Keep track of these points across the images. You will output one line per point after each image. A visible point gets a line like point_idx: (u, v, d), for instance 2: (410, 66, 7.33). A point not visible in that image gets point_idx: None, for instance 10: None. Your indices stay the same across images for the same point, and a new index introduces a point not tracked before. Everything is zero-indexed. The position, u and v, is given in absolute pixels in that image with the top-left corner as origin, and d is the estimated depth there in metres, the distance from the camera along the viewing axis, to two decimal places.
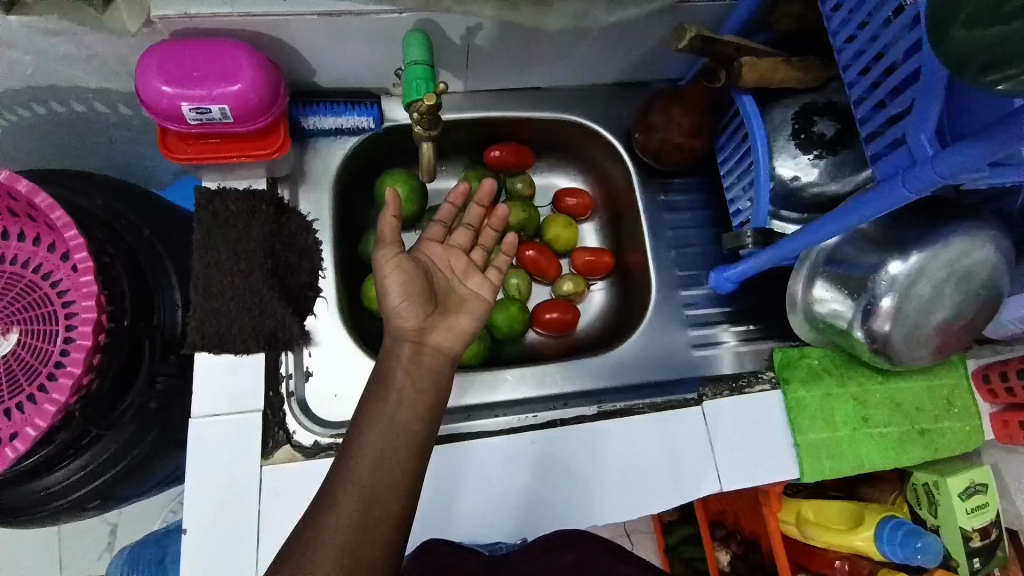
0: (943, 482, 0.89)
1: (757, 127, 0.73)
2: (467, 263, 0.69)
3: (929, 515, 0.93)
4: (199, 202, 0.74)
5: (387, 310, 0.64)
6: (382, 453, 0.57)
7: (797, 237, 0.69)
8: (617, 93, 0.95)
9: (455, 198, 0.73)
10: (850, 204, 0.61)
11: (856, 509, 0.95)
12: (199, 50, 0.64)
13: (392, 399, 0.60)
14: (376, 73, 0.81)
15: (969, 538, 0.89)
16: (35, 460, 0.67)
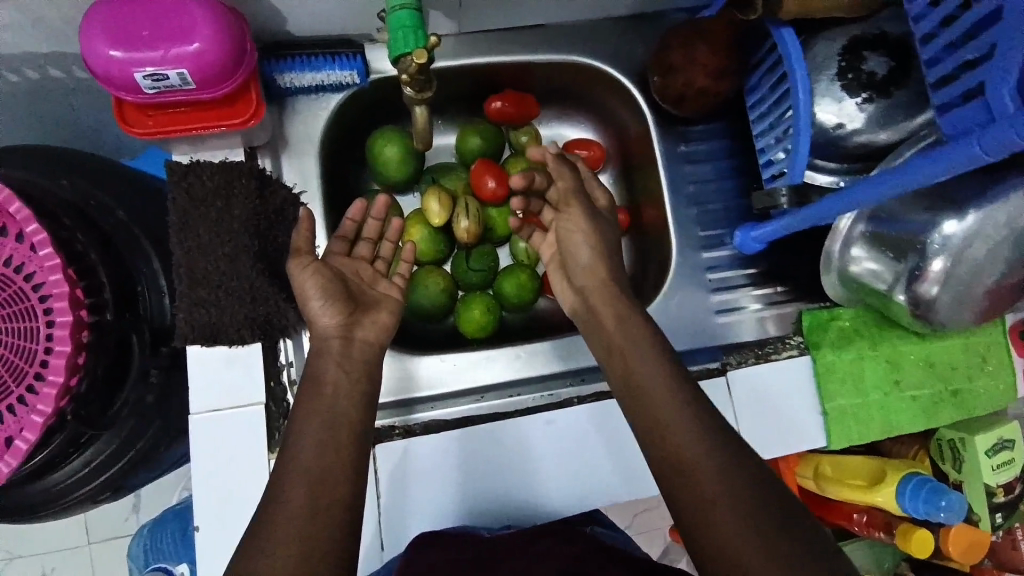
0: (971, 440, 0.89)
1: (799, 67, 0.64)
2: (372, 271, 0.68)
3: (953, 470, 0.93)
4: (171, 179, 0.67)
5: (308, 313, 0.62)
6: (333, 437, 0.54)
7: (842, 198, 0.61)
8: (632, 28, 0.84)
9: (355, 213, 0.69)
10: (906, 166, 0.52)
11: (879, 467, 0.94)
12: (147, 3, 0.55)
13: (328, 392, 0.58)
14: (356, 16, 0.70)
15: (993, 494, 0.89)
16: (36, 463, 0.64)
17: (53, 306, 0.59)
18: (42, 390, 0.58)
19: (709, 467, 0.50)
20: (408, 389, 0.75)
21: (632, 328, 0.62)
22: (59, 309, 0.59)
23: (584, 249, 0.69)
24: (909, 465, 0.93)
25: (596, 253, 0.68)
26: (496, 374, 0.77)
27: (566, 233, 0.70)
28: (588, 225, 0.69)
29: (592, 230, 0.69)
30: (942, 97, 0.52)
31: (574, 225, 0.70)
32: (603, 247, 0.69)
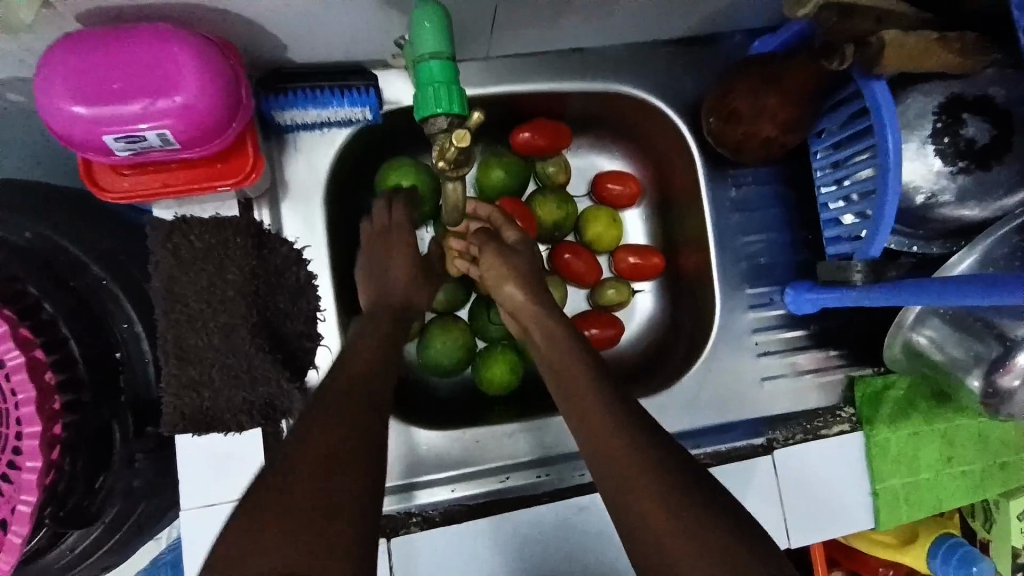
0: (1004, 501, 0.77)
1: (890, 130, 0.55)
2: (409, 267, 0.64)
3: (982, 528, 0.81)
4: (156, 239, 0.58)
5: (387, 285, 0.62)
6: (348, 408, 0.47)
7: (944, 288, 0.52)
8: (683, 53, 0.74)
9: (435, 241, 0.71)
10: None
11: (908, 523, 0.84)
12: (123, 47, 0.44)
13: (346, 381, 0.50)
14: (370, 44, 0.59)
15: (1021, 558, 0.77)
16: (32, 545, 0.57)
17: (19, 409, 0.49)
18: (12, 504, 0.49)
19: (649, 479, 0.47)
20: (417, 470, 0.66)
21: (561, 353, 0.58)
22: (26, 415, 0.50)
23: (510, 287, 0.63)
24: (937, 523, 0.84)
25: (520, 289, 0.63)
26: (519, 452, 0.68)
27: (489, 278, 0.65)
28: (506, 266, 0.64)
29: (511, 268, 0.64)
30: None
31: (489, 261, 0.65)
32: (529, 282, 0.64)
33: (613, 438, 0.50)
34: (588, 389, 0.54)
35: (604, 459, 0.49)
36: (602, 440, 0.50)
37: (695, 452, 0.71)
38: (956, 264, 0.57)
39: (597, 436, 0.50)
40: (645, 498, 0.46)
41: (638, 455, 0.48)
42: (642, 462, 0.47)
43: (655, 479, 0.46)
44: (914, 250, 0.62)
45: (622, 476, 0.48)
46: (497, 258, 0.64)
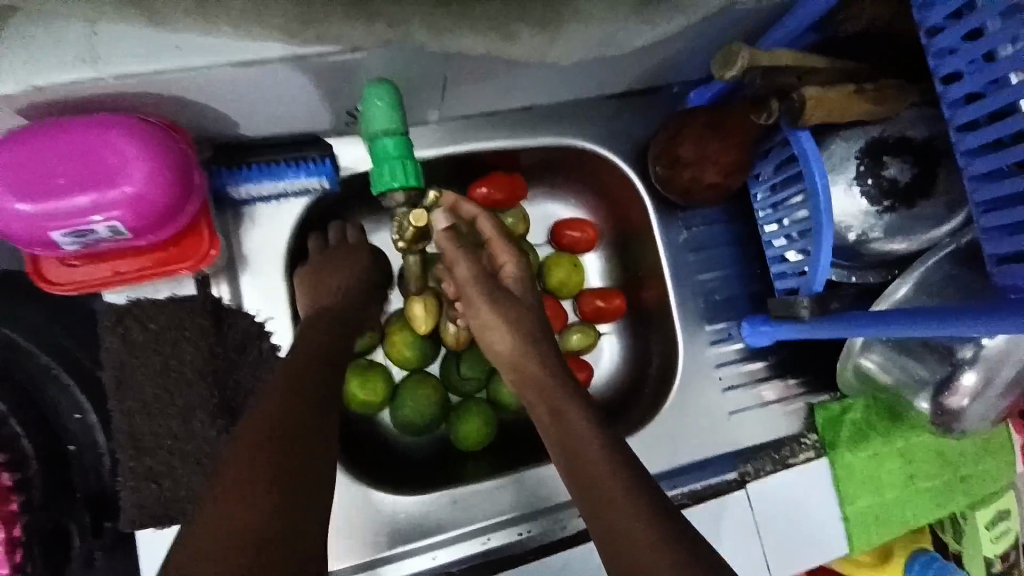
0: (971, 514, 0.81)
1: (818, 176, 0.59)
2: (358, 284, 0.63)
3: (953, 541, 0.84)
4: (105, 325, 0.56)
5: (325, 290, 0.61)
6: (286, 393, 0.51)
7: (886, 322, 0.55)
8: (628, 104, 0.77)
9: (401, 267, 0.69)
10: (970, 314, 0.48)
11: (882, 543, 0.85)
12: (64, 140, 0.43)
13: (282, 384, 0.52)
14: (321, 115, 0.60)
15: (991, 563, 0.82)
16: None
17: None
18: None
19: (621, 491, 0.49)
20: (394, 539, 0.64)
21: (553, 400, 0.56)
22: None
23: (500, 338, 0.59)
24: (909, 537, 0.85)
25: (508, 336, 0.59)
26: (495, 510, 0.67)
27: (477, 328, 0.60)
28: (493, 311, 0.59)
29: (513, 316, 0.59)
30: (1003, 247, 0.47)
31: (474, 309, 0.60)
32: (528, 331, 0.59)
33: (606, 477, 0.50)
34: (589, 436, 0.53)
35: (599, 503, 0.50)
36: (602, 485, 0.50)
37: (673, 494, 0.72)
38: (895, 291, 0.61)
39: (595, 478, 0.50)
40: (632, 530, 0.47)
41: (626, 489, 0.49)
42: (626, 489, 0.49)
43: (639, 515, 0.48)
44: (852, 280, 0.66)
45: (617, 532, 0.47)
46: (489, 307, 0.59)
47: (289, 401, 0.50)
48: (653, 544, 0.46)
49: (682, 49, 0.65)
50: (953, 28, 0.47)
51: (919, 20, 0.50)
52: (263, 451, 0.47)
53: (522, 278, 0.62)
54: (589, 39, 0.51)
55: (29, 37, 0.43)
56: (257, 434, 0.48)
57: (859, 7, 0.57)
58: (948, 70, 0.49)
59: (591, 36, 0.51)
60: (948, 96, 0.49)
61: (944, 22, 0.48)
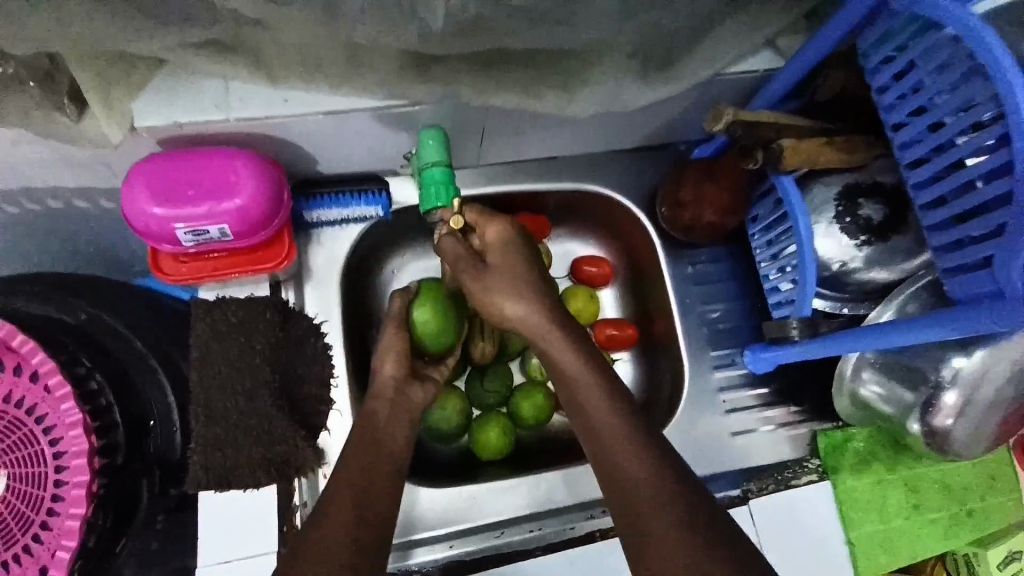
0: (982, 552, 0.79)
1: (800, 212, 0.68)
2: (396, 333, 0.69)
3: None
4: (197, 314, 0.68)
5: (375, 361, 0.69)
6: (372, 454, 0.61)
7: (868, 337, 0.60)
8: (639, 156, 0.89)
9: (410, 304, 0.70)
10: (925, 321, 0.55)
11: None
12: (195, 163, 0.58)
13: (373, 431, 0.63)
14: (383, 157, 0.74)
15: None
16: None
17: (70, 463, 0.59)
18: (51, 551, 0.58)
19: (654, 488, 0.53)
20: (420, 526, 0.72)
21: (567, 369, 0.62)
22: (76, 467, 0.58)
23: (512, 304, 0.63)
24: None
25: (518, 299, 0.63)
26: (512, 507, 0.74)
27: (486, 305, 0.64)
28: (498, 276, 0.63)
29: (513, 278, 0.63)
30: (950, 262, 0.55)
31: (482, 284, 0.63)
32: (529, 295, 0.63)
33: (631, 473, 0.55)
34: (608, 415, 0.59)
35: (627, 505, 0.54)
36: (625, 488, 0.54)
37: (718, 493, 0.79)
38: (877, 317, 0.67)
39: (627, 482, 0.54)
40: (661, 533, 0.51)
41: (655, 497, 0.53)
42: (657, 500, 0.53)
43: (671, 523, 0.51)
44: (845, 311, 0.74)
45: (641, 528, 0.52)
46: (488, 280, 0.63)
47: (380, 452, 0.61)
48: (674, 538, 0.50)
49: (683, 109, 0.77)
50: (895, 87, 0.58)
51: (872, 82, 0.61)
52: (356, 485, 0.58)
53: (511, 240, 0.65)
54: (602, 98, 0.64)
55: (182, 90, 0.59)
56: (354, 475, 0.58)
57: (826, 76, 0.68)
58: (897, 120, 0.59)
59: (603, 96, 0.64)
60: (899, 140, 0.58)
61: (890, 83, 0.59)
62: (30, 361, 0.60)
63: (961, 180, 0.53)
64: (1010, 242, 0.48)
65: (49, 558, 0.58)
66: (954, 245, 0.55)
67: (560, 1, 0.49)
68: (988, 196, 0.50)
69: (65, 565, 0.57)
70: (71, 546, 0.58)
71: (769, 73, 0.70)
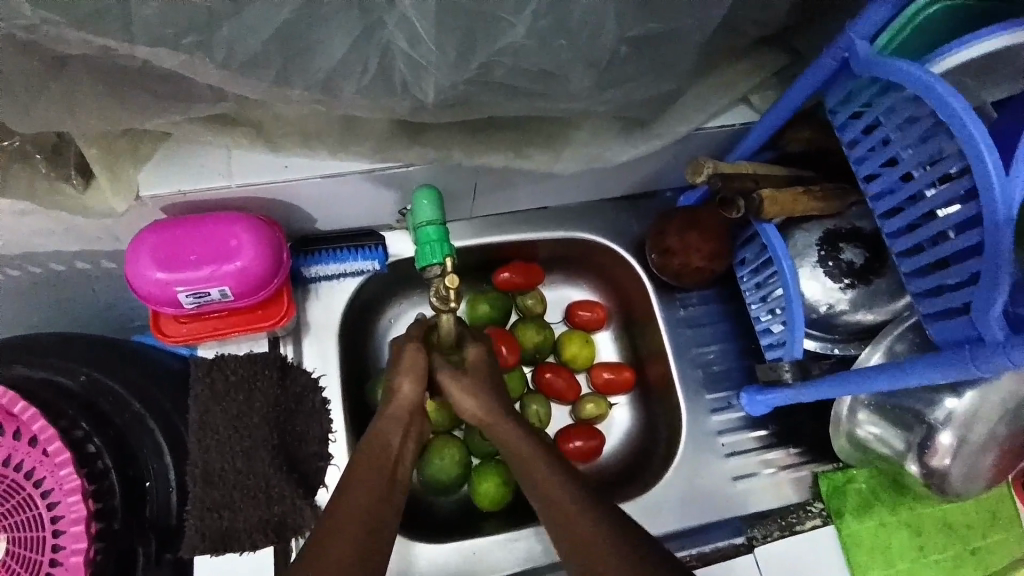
0: None
1: (784, 259, 0.70)
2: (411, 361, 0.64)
3: None
4: (197, 374, 0.70)
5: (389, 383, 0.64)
6: (374, 484, 0.60)
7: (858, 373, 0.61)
8: (627, 205, 0.91)
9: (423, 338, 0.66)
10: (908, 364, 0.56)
11: None
12: (197, 228, 0.60)
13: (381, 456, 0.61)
14: (379, 213, 0.76)
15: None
16: None
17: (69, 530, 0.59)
18: None
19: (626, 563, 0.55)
20: None
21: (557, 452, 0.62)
22: (74, 533, 0.59)
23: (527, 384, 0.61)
24: None
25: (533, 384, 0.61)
26: (515, 561, 0.73)
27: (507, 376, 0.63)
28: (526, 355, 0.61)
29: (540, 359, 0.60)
30: (932, 307, 0.56)
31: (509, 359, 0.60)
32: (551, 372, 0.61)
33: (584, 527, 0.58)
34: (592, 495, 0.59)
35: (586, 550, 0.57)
36: (595, 541, 0.57)
37: (679, 554, 0.77)
38: (866, 359, 0.68)
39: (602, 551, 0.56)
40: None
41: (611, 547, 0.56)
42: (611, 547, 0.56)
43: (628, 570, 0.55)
44: (836, 351, 0.75)
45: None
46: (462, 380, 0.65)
47: (380, 483, 0.60)
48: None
49: (666, 161, 0.80)
50: (864, 141, 0.61)
51: (843, 136, 0.64)
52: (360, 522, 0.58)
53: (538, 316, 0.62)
54: (587, 157, 0.67)
55: (187, 160, 0.62)
56: (355, 510, 0.58)
57: (798, 129, 0.72)
58: (868, 171, 0.61)
59: (587, 154, 0.67)
60: (872, 190, 0.61)
61: (859, 136, 0.62)
62: (32, 424, 0.60)
63: (935, 228, 0.55)
64: (988, 287, 0.49)
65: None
66: (933, 290, 0.57)
67: (540, 78, 0.53)
68: (961, 244, 0.52)
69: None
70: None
71: (745, 127, 0.73)
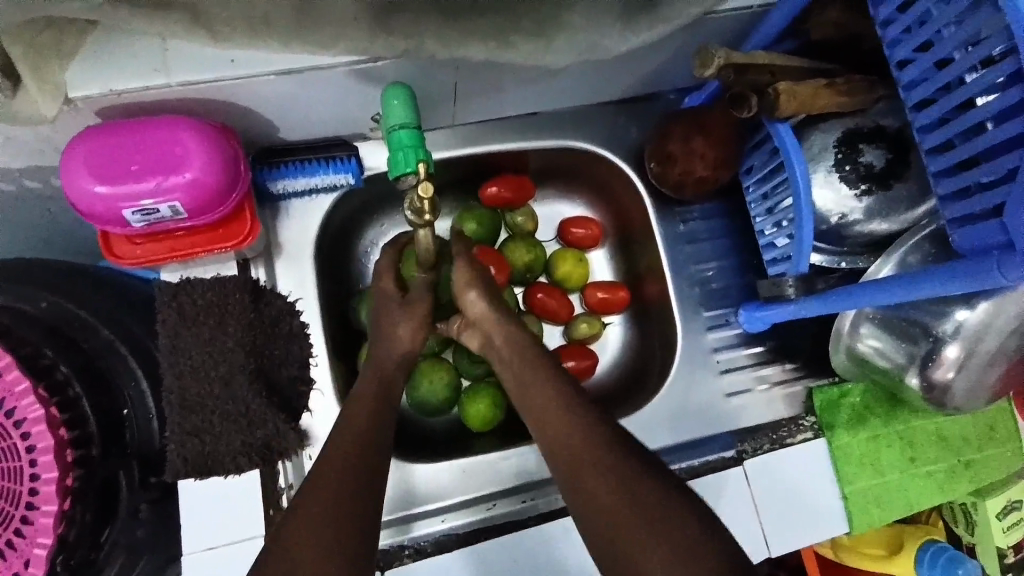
0: (981, 504, 0.80)
1: (797, 163, 0.63)
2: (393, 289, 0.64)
3: (966, 533, 0.84)
4: (162, 299, 0.66)
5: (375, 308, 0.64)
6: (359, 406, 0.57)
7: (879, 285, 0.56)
8: (626, 109, 0.82)
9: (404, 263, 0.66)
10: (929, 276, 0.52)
11: (894, 533, 0.84)
12: (136, 134, 0.53)
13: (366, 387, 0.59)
14: (350, 119, 0.68)
15: (1006, 556, 0.81)
16: None
17: (37, 460, 0.57)
18: (30, 549, 0.56)
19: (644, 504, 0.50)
20: (411, 502, 0.71)
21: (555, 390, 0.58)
22: (44, 463, 0.57)
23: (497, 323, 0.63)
24: (921, 530, 0.84)
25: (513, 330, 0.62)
26: (504, 478, 0.73)
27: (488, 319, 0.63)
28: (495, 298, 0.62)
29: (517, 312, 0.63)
30: (957, 211, 0.51)
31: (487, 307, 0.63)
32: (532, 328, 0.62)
33: (582, 473, 0.53)
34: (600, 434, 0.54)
35: (591, 498, 0.52)
36: (598, 487, 0.51)
37: None
38: (875, 272, 0.63)
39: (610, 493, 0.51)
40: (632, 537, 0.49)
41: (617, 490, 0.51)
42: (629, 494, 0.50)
43: (639, 518, 0.49)
44: (843, 265, 0.71)
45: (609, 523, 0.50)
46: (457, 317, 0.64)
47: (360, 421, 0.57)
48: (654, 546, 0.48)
49: (672, 54, 0.71)
50: (900, 20, 0.53)
51: (874, 17, 0.56)
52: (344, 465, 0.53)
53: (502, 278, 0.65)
54: (582, 45, 0.58)
55: (114, 53, 0.53)
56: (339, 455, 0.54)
57: (825, 11, 0.63)
58: (901, 57, 0.54)
59: (582, 42, 0.58)
60: (903, 79, 0.54)
61: (894, 15, 0.54)
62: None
63: (972, 120, 0.48)
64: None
65: (23, 561, 0.56)
66: (960, 192, 0.52)
67: None
68: (1000, 138, 0.46)
69: (44, 563, 0.56)
70: (47, 543, 0.56)
71: (764, 10, 0.64)
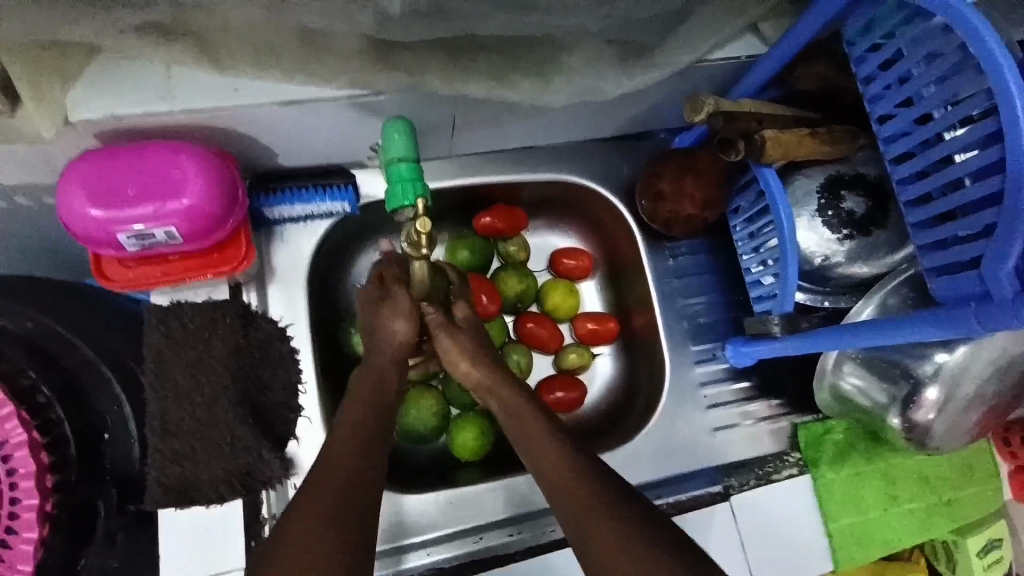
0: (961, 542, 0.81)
1: (782, 205, 0.65)
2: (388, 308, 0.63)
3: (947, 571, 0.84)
4: (150, 322, 0.66)
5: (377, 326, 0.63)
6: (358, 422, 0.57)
7: (864, 330, 0.57)
8: (619, 146, 0.85)
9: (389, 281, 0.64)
10: (912, 322, 0.53)
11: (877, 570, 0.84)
12: (134, 159, 0.54)
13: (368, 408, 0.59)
14: (348, 147, 0.69)
15: None
16: None
17: (17, 485, 0.58)
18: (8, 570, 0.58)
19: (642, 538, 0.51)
20: (396, 535, 0.70)
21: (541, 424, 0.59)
22: (24, 488, 0.58)
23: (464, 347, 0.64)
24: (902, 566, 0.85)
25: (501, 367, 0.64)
26: (491, 510, 0.73)
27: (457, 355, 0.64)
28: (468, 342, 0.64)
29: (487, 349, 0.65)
30: (937, 261, 0.53)
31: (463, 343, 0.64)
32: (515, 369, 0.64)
33: (597, 508, 0.52)
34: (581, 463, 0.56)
35: (582, 522, 0.53)
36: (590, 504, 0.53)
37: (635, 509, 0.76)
38: (857, 314, 0.65)
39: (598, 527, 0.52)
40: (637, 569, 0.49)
41: (608, 508, 0.52)
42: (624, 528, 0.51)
43: (638, 540, 0.51)
44: (826, 304, 0.72)
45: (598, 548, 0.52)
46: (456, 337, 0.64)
47: (356, 444, 0.56)
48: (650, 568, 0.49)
49: (664, 96, 0.73)
50: (882, 77, 0.56)
51: (857, 73, 0.59)
52: (343, 481, 0.53)
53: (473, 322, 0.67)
54: (579, 89, 0.60)
55: (121, 79, 0.54)
56: (341, 468, 0.53)
57: (809, 64, 0.66)
58: (882, 111, 0.56)
59: (578, 86, 0.60)
60: (884, 132, 0.56)
61: (874, 72, 0.57)
62: None
63: (952, 175, 0.51)
64: (1003, 239, 0.46)
65: None
66: (938, 243, 0.54)
67: None
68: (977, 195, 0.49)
69: None
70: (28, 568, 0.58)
71: (751, 60, 0.67)
